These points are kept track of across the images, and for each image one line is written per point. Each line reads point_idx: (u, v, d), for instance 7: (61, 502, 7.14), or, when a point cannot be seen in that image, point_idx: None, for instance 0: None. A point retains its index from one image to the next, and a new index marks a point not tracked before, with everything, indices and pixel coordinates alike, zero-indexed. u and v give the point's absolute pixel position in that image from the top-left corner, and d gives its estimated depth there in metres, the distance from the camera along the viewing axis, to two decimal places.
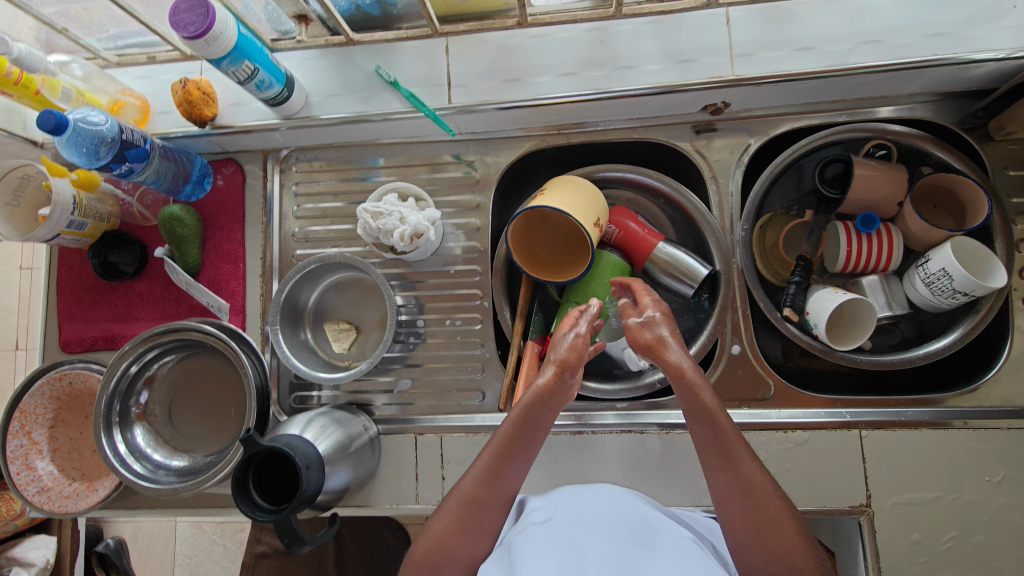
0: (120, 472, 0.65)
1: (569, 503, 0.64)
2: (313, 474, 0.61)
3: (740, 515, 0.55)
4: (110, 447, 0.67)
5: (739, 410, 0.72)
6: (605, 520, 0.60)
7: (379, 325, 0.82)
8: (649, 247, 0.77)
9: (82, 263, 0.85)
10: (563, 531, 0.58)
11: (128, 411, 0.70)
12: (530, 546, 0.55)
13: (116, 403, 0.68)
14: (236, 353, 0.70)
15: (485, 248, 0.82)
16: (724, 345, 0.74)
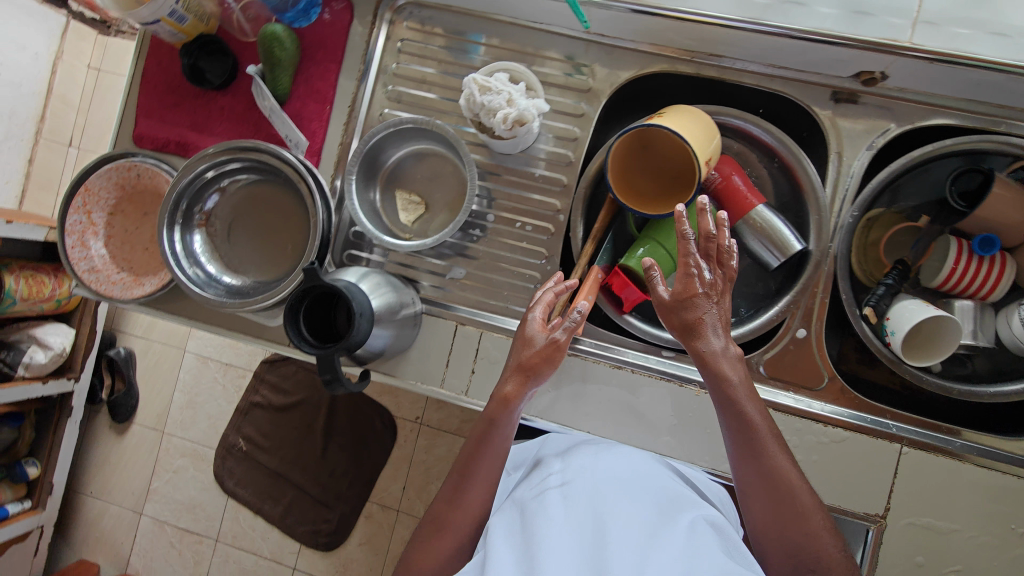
0: (172, 269, 0.67)
1: (588, 464, 0.66)
2: (364, 322, 0.61)
3: (760, 505, 0.57)
4: (168, 243, 0.68)
5: (784, 392, 0.71)
6: (625, 487, 0.62)
7: (448, 207, 0.79)
8: (747, 206, 0.72)
9: (170, 62, 0.82)
10: (579, 499, 0.60)
11: (192, 214, 0.70)
12: (547, 512, 0.59)
13: (183, 201, 0.69)
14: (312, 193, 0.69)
15: (577, 160, 0.78)
16: (790, 326, 0.72)
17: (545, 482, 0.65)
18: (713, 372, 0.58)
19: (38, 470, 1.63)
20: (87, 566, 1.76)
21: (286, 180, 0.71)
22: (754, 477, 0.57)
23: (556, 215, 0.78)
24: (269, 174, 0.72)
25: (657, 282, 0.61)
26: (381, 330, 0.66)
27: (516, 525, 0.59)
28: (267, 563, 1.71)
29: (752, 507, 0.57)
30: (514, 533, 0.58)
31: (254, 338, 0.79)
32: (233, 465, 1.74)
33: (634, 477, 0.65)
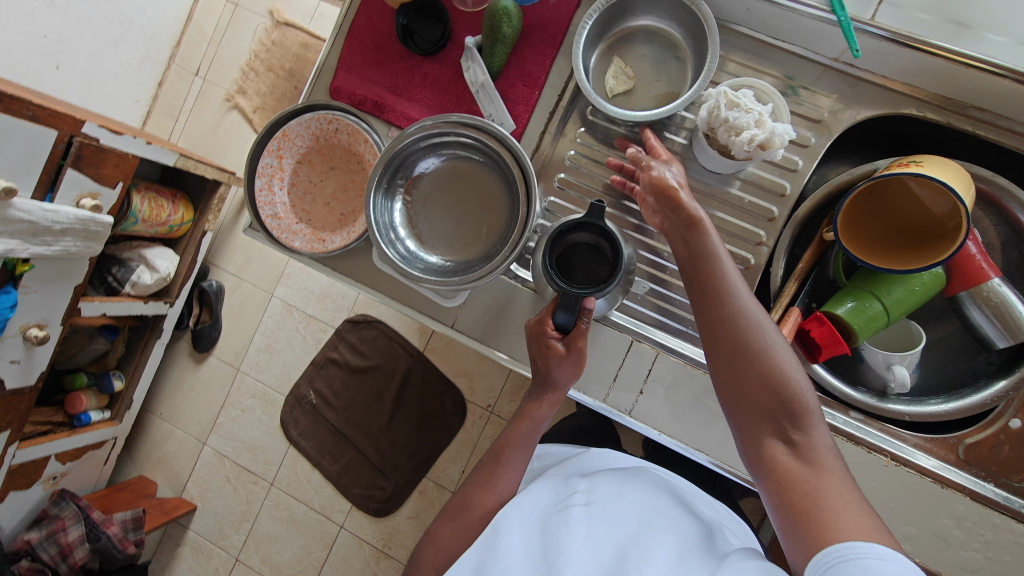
0: (375, 237, 0.66)
1: (611, 490, 0.68)
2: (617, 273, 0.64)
3: (731, 361, 0.58)
4: (374, 210, 0.67)
5: (983, 482, 0.66)
6: (649, 514, 0.64)
7: (656, 99, 0.76)
8: (981, 278, 0.66)
9: (381, 19, 0.80)
10: (605, 520, 0.62)
11: (398, 173, 0.70)
12: (575, 527, 0.61)
13: (392, 168, 0.68)
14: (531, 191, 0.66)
15: (792, 193, 0.73)
16: (1004, 413, 0.66)
17: (567, 498, 0.68)
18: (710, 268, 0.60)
19: (122, 384, 1.67)
20: (146, 483, 1.81)
21: (497, 164, 0.69)
22: (729, 336, 0.58)
23: (757, 247, 0.73)
24: (481, 155, 0.70)
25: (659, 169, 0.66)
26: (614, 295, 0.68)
27: (540, 531, 0.62)
28: (316, 516, 1.73)
29: (729, 369, 0.59)
30: (537, 538, 0.61)
31: (417, 315, 0.78)
32: (300, 416, 1.76)
33: (651, 505, 0.66)
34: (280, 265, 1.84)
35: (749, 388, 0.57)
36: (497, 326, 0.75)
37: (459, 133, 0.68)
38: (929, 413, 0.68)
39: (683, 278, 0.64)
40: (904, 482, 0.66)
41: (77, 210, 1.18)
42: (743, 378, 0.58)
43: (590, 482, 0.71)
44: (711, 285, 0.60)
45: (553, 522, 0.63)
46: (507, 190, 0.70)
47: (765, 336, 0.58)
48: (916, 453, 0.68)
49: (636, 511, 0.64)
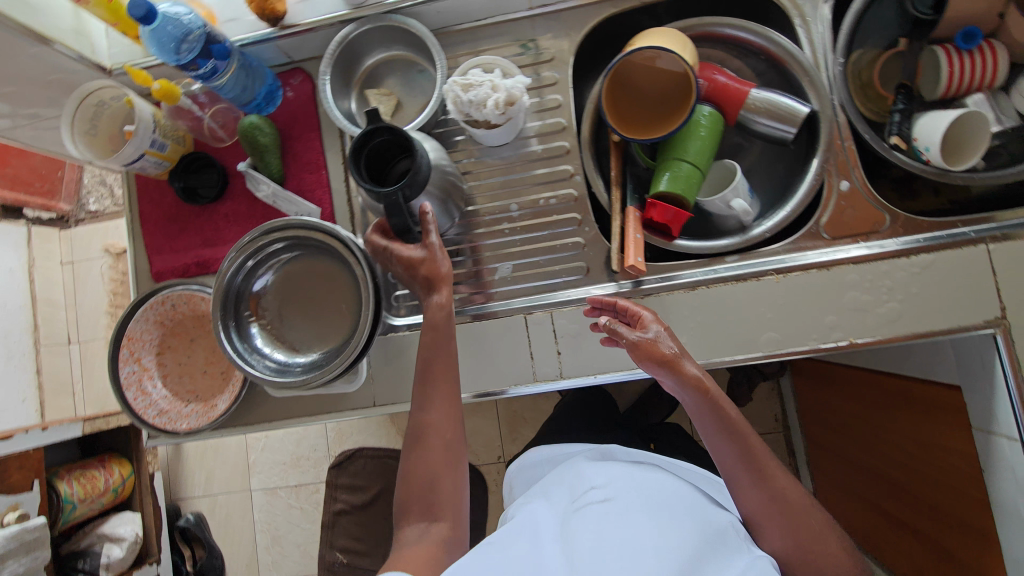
0: (245, 369, 0.68)
1: (624, 486, 0.67)
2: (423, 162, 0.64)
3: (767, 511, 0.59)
4: (230, 346, 0.68)
5: (855, 245, 0.72)
6: (661, 510, 0.62)
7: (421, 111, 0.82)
8: (743, 97, 0.74)
9: (161, 193, 0.83)
10: (620, 517, 0.61)
11: (240, 301, 0.71)
12: (587, 527, 0.60)
13: (231, 301, 0.70)
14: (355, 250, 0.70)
15: (570, 122, 0.80)
16: (832, 183, 0.73)
17: (581, 495, 0.67)
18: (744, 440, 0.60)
19: None
20: None
21: (324, 247, 0.72)
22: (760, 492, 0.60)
23: (573, 179, 0.79)
24: (307, 247, 0.73)
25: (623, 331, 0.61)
26: (433, 187, 0.69)
27: (558, 535, 0.61)
28: None
29: (765, 516, 0.60)
30: (557, 542, 0.60)
31: (336, 414, 0.78)
32: None
33: (665, 495, 0.65)
34: (244, 458, 1.78)
35: (791, 539, 0.58)
36: (407, 378, 0.77)
37: (276, 239, 0.71)
38: (781, 221, 0.74)
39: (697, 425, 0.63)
40: (798, 285, 0.71)
41: (3, 530, 1.12)
42: (778, 526, 0.59)
43: (602, 473, 0.70)
44: (741, 447, 0.60)
45: (569, 523, 0.63)
46: (344, 263, 0.73)
47: (796, 493, 0.59)
48: (795, 258, 0.73)
49: (648, 504, 0.64)
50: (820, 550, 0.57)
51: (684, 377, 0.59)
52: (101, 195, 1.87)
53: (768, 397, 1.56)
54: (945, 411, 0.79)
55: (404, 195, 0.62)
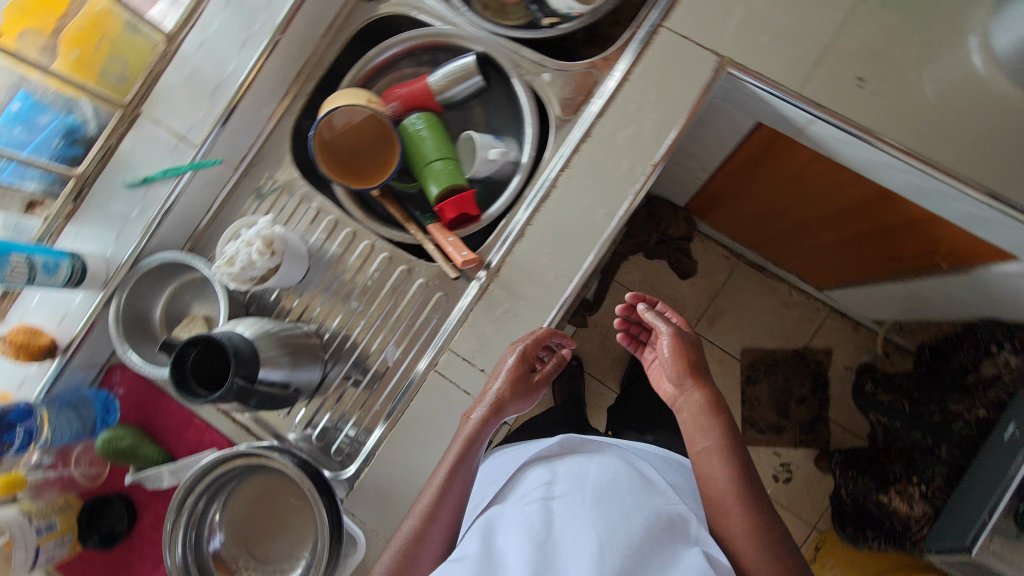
0: None
1: (570, 483, 0.74)
2: (238, 342, 0.65)
3: (739, 507, 0.70)
4: None
5: (591, 104, 0.79)
6: (605, 496, 0.70)
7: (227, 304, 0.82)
8: (426, 87, 0.82)
9: (88, 562, 0.80)
10: (564, 510, 0.69)
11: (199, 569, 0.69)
12: (523, 520, 0.69)
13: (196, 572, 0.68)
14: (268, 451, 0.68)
15: (337, 210, 0.84)
16: (538, 82, 0.81)
17: (531, 495, 0.74)
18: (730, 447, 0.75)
19: None
20: None
21: (247, 468, 0.72)
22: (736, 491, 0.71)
23: (377, 245, 0.83)
24: (233, 480, 0.73)
25: (658, 326, 0.84)
26: (272, 353, 0.71)
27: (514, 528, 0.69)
28: None
29: (733, 508, 0.71)
30: (512, 538, 0.67)
31: None
32: None
33: (612, 485, 0.73)
34: None
35: (757, 538, 0.68)
36: (396, 501, 0.76)
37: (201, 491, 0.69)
38: (533, 136, 0.82)
39: (697, 428, 0.78)
40: (582, 164, 0.77)
41: None
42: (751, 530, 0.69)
43: (552, 473, 0.77)
44: (729, 453, 0.74)
45: (509, 519, 0.71)
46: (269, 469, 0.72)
47: (759, 517, 0.70)
48: (564, 149, 0.79)
49: (591, 493, 0.71)
50: (773, 548, 0.68)
51: (697, 393, 0.79)
52: None
53: (705, 248, 1.62)
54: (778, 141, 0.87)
55: (242, 381, 0.64)
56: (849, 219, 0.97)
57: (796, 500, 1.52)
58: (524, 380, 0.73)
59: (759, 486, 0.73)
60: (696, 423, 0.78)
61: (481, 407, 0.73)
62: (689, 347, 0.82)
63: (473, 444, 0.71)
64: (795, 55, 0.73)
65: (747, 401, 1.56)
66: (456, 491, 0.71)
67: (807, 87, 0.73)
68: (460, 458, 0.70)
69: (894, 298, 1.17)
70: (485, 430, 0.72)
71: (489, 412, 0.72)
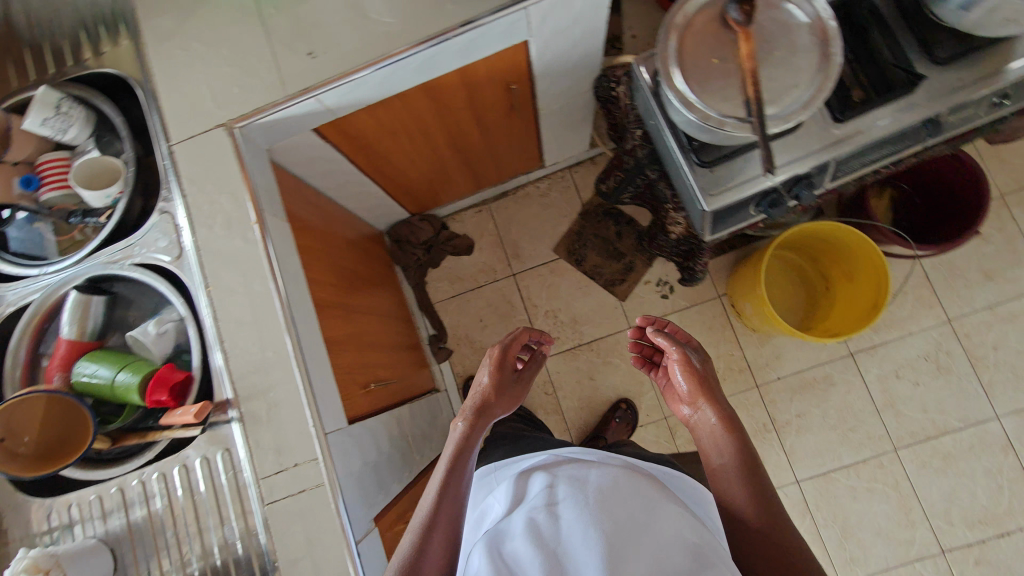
0: None
1: (574, 483, 0.73)
2: None
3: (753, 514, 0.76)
4: None
5: (181, 232, 0.87)
6: (614, 505, 0.69)
7: None
8: (66, 341, 0.86)
9: None
10: (572, 515, 0.69)
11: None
12: (537, 533, 0.68)
13: None
14: None
15: (92, 487, 0.84)
16: (135, 256, 0.88)
17: (534, 500, 0.74)
18: (745, 462, 0.81)
19: None
20: None
21: None
22: (753, 500, 0.77)
23: (146, 476, 0.83)
24: None
25: (669, 349, 0.93)
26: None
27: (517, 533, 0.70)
28: (798, 505, 1.52)
29: (749, 521, 0.76)
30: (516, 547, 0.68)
31: None
32: None
33: (620, 487, 0.72)
34: None
35: (770, 536, 0.74)
36: None
37: None
38: (171, 289, 0.87)
39: (716, 444, 0.84)
40: (214, 271, 0.85)
41: None
42: (776, 553, 0.72)
43: (552, 476, 0.77)
44: (745, 471, 0.80)
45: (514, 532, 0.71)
46: None
47: (785, 535, 0.73)
48: (196, 275, 0.86)
49: (604, 498, 0.70)
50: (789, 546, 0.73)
51: (714, 410, 0.86)
52: None
53: (460, 220, 1.76)
54: (342, 124, 1.01)
55: None
56: (451, 118, 1.14)
57: (690, 292, 1.65)
58: (503, 378, 0.98)
59: (771, 491, 0.78)
60: (712, 441, 0.85)
61: (467, 411, 0.94)
62: (694, 364, 0.90)
63: (463, 453, 0.87)
64: (260, 80, 0.88)
65: (593, 273, 1.69)
66: (451, 503, 0.81)
67: (288, 88, 0.87)
68: (455, 460, 0.86)
69: (558, 121, 1.35)
70: (475, 430, 0.91)
71: (474, 415, 0.92)
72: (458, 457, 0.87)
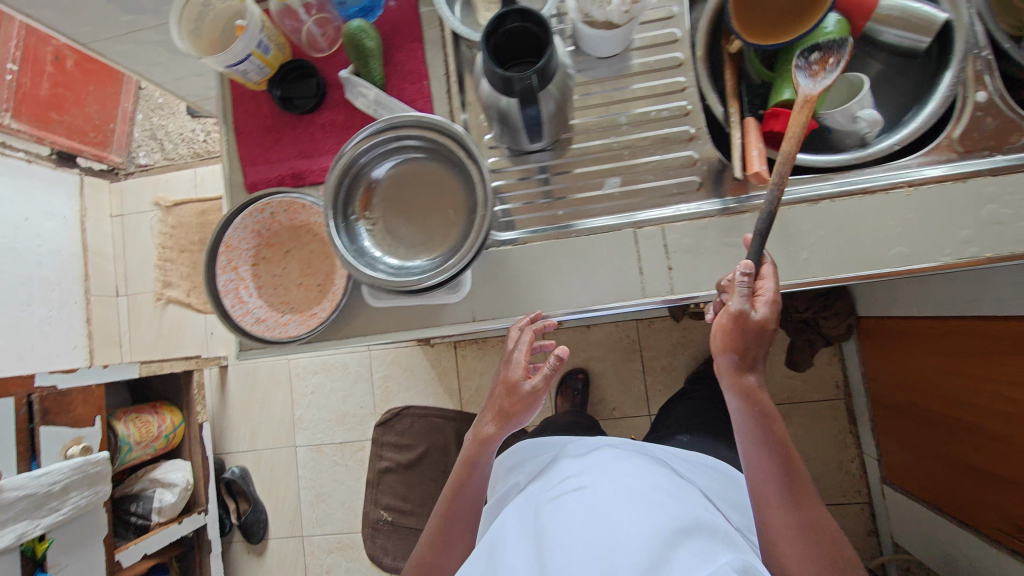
0: (350, 263, 0.65)
1: (602, 477, 0.76)
2: (517, 20, 0.60)
3: (786, 505, 0.64)
4: (338, 238, 0.66)
5: (992, 159, 0.68)
6: (630, 497, 0.71)
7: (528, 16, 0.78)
8: (872, 5, 0.71)
9: (258, 104, 0.82)
10: (592, 501, 0.72)
11: (356, 180, 0.68)
12: (561, 517, 0.71)
13: (343, 193, 0.68)
14: (473, 152, 0.66)
15: (685, 33, 0.77)
16: (966, 95, 0.69)
17: (558, 487, 0.77)
18: (791, 472, 0.65)
19: None
20: None
21: (438, 151, 0.70)
22: (803, 523, 0.63)
23: (685, 92, 0.76)
24: (423, 152, 0.71)
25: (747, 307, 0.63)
26: (553, 86, 0.67)
27: (527, 531, 0.73)
28: None
29: (788, 536, 0.63)
30: (522, 543, 0.71)
31: (434, 328, 0.76)
32: (385, 541, 1.64)
33: (635, 486, 0.74)
34: (288, 413, 1.76)
35: (800, 539, 0.62)
36: (508, 294, 0.76)
37: (394, 134, 0.68)
38: (908, 135, 0.72)
39: (773, 462, 0.65)
40: (932, 197, 0.67)
41: (69, 461, 1.14)
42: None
43: (579, 469, 0.80)
44: (793, 486, 0.64)
45: (548, 512, 0.74)
46: (458, 175, 0.70)
47: (849, 553, 0.63)
48: (923, 171, 0.69)
49: (623, 494, 0.72)
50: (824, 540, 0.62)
51: (758, 399, 0.65)
52: (151, 149, 1.89)
53: (830, 362, 1.52)
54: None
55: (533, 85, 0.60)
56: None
57: None
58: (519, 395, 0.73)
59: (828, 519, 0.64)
60: (752, 426, 0.65)
61: (491, 422, 0.76)
62: (746, 337, 0.63)
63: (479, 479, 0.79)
64: None
65: None
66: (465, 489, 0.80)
67: None
68: (466, 467, 0.79)
69: (952, 544, 1.13)
70: (488, 448, 0.78)
71: (498, 421, 0.75)
72: (471, 462, 0.79)
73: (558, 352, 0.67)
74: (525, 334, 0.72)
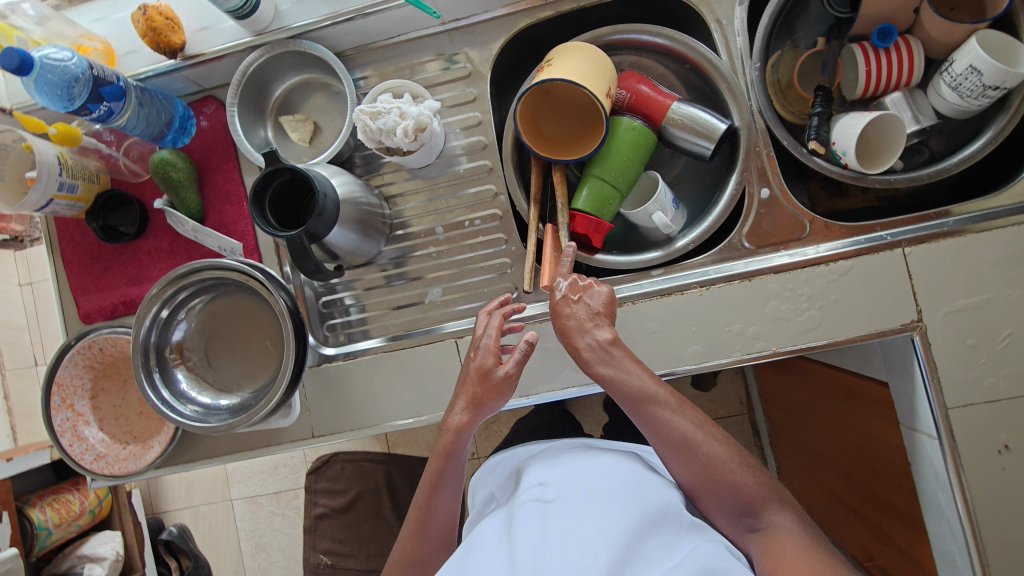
0: (170, 417, 0.67)
1: (577, 475, 0.60)
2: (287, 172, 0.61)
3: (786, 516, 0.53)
4: (154, 394, 0.68)
5: (776, 255, 0.72)
6: (609, 501, 0.55)
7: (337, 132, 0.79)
8: (663, 109, 0.73)
9: (83, 234, 0.82)
10: (566, 511, 0.55)
11: (165, 329, 0.70)
12: (528, 526, 0.53)
13: (153, 344, 0.69)
14: (268, 287, 0.68)
15: (492, 139, 0.78)
16: (752, 192, 0.73)
17: (525, 492, 0.60)
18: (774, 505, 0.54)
19: None
20: None
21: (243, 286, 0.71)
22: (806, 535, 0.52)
23: (497, 199, 0.78)
24: (231, 289, 0.72)
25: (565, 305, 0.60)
26: (348, 219, 0.68)
27: (496, 538, 0.55)
28: None
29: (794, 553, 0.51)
30: (485, 554, 0.53)
31: (276, 444, 0.79)
32: None
33: (610, 484, 0.58)
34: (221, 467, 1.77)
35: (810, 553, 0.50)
36: (341, 407, 0.78)
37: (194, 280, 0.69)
38: (705, 231, 0.74)
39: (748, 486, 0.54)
40: (721, 296, 0.71)
41: None
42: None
43: (542, 472, 0.63)
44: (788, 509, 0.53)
45: (511, 520, 0.56)
46: (266, 306, 0.72)
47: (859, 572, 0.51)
48: (716, 270, 0.73)
49: (599, 495, 0.56)
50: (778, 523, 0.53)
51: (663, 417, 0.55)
52: None
53: None
54: (875, 403, 0.82)
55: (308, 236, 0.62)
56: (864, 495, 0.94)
57: None
58: (488, 376, 0.60)
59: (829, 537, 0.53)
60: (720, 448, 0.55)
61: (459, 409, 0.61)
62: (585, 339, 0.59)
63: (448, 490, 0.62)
64: (976, 374, 0.66)
65: None
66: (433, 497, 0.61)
67: (955, 412, 0.66)
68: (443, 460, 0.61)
69: None
70: (460, 442, 0.61)
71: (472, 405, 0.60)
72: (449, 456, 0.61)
73: (528, 336, 0.58)
74: (494, 319, 0.64)
